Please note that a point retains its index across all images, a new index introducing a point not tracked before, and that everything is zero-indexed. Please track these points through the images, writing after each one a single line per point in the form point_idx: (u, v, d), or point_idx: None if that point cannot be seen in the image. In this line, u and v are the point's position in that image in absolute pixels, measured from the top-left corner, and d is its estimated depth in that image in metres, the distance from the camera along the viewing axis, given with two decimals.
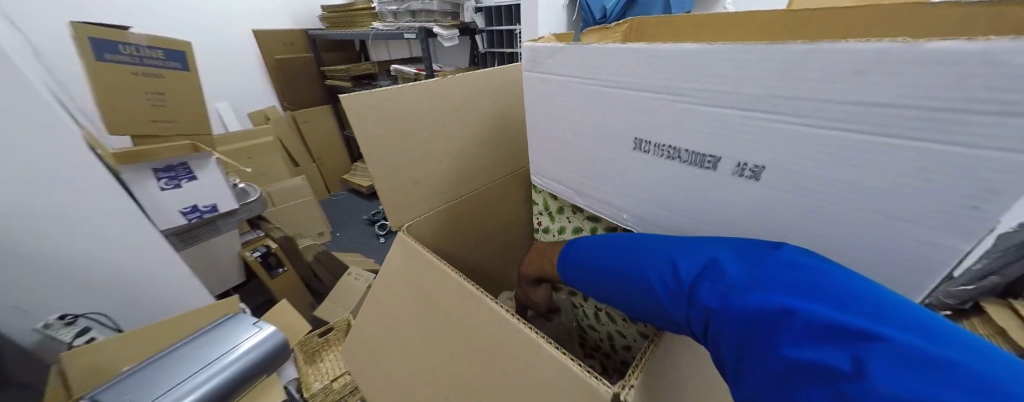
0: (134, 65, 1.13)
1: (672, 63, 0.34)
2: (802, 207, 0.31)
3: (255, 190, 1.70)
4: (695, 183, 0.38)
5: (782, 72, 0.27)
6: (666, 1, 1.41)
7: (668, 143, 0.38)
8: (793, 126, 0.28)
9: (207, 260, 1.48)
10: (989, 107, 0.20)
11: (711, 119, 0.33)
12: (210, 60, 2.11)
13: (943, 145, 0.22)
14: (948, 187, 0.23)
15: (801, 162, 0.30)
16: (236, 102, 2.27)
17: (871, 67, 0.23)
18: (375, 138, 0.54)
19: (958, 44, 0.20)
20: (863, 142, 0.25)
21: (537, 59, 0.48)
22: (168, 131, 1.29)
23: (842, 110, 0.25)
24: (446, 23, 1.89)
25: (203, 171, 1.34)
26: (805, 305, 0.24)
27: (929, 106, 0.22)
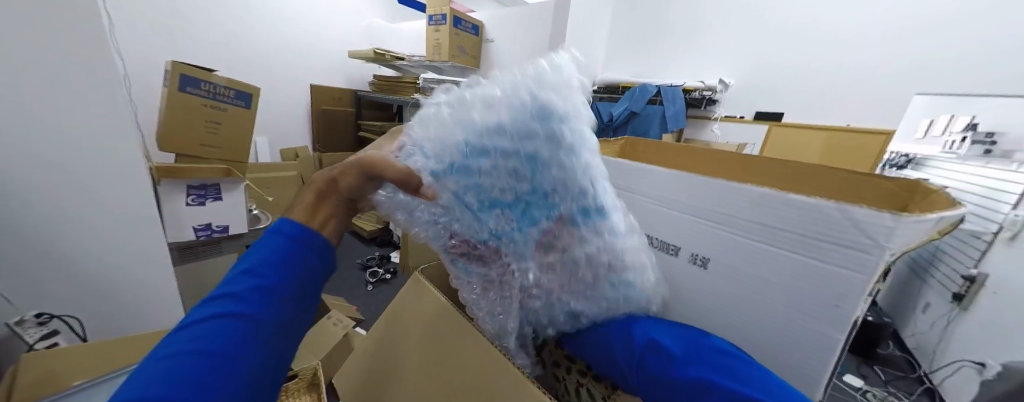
0: (206, 99, 1.33)
1: (642, 173, 0.45)
2: (734, 300, 0.37)
3: (266, 218, 1.79)
4: (661, 267, 0.45)
5: (710, 192, 0.37)
6: (664, 117, 1.67)
7: (643, 229, 0.47)
8: (723, 232, 0.37)
9: (195, 279, 1.49)
10: (831, 237, 0.29)
11: (668, 217, 0.42)
12: (269, 102, 2.52)
13: (817, 261, 0.30)
14: (826, 296, 0.30)
15: (730, 261, 0.37)
16: (274, 140, 2.65)
17: (762, 199, 0.33)
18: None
19: (805, 198, 0.29)
20: (767, 252, 0.34)
21: None
22: (210, 155, 1.42)
23: (748, 226, 0.34)
24: None
25: (231, 193, 1.45)
26: (723, 380, 0.32)
27: (801, 233, 0.30)
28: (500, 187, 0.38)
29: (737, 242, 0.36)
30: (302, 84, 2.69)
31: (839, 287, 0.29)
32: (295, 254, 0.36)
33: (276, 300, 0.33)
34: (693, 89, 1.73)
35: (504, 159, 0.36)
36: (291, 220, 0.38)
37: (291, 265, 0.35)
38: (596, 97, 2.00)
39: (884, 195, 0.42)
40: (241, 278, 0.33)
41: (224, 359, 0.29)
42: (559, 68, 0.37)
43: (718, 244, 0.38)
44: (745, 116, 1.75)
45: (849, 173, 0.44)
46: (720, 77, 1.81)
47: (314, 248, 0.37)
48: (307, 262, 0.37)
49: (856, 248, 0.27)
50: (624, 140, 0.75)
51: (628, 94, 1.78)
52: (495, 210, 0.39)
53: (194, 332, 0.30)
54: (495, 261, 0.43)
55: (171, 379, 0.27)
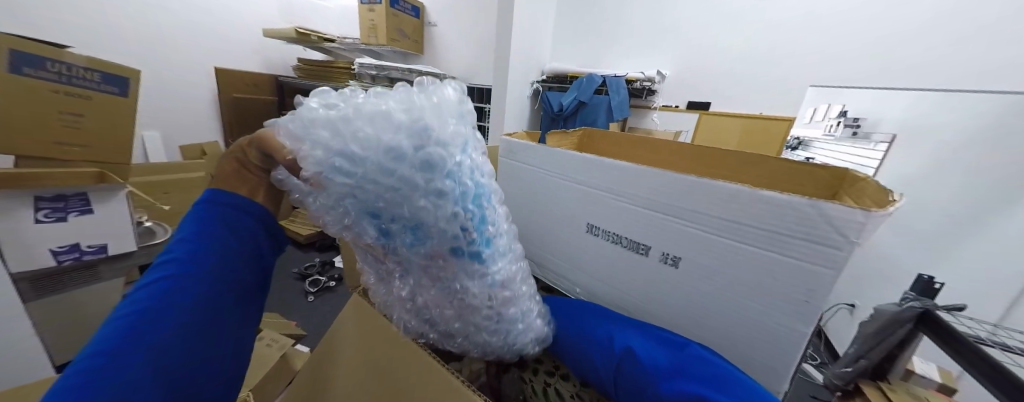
0: (56, 83, 1.01)
1: (610, 169, 0.42)
2: (706, 300, 0.37)
3: (164, 230, 1.48)
4: (631, 267, 0.43)
5: (683, 189, 0.35)
6: (611, 107, 1.71)
7: (612, 229, 0.44)
8: (693, 230, 0.36)
9: (71, 316, 1.19)
10: (802, 235, 0.28)
11: (637, 215, 0.40)
12: (158, 87, 2.11)
13: (789, 258, 0.30)
14: (793, 292, 0.30)
15: (702, 259, 0.36)
16: (170, 134, 2.22)
17: (735, 196, 0.32)
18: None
19: (777, 194, 0.29)
20: (739, 249, 0.33)
21: (507, 149, 0.57)
22: (70, 155, 1.10)
23: (721, 223, 0.33)
24: None
25: (105, 204, 1.16)
26: (709, 392, 0.31)
27: (773, 230, 0.30)
28: (367, 206, 0.34)
29: (711, 240, 0.34)
30: (200, 67, 2.26)
31: (809, 282, 0.29)
32: (229, 218, 0.39)
33: (212, 258, 0.36)
34: (635, 80, 1.75)
35: (367, 183, 0.32)
36: (211, 190, 0.41)
37: (226, 225, 0.39)
38: (546, 87, 1.99)
39: (818, 183, 0.44)
40: (179, 245, 0.36)
41: (164, 310, 0.32)
42: (441, 111, 0.34)
43: (692, 243, 0.36)
44: (678, 105, 1.77)
45: (789, 162, 0.46)
46: (658, 67, 1.80)
47: (244, 211, 0.40)
48: (244, 227, 0.40)
49: (824, 243, 0.27)
50: (581, 132, 0.74)
51: (577, 84, 1.80)
52: (364, 227, 0.36)
53: (143, 294, 0.33)
54: (383, 263, 0.41)
55: (119, 336, 0.30)
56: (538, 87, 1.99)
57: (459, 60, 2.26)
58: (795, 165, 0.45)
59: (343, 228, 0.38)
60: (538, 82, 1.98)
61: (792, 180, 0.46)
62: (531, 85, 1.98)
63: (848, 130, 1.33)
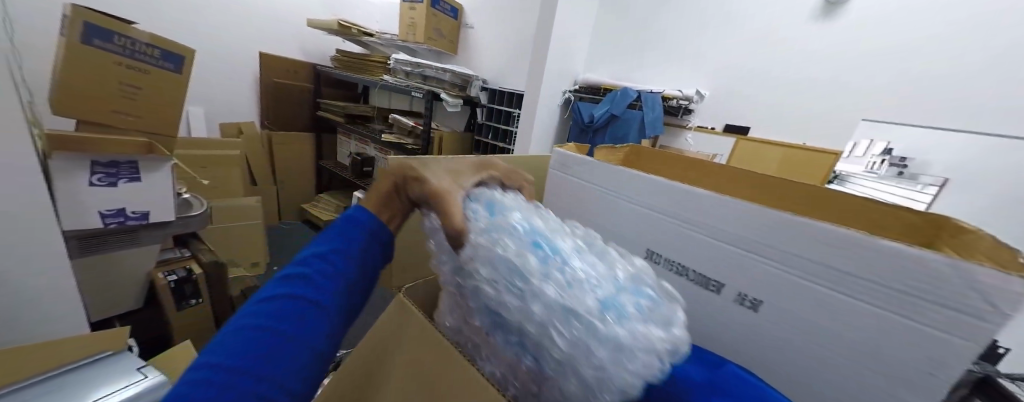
0: (121, 56, 1.08)
1: (690, 199, 0.42)
2: (788, 349, 0.36)
3: (200, 203, 1.54)
4: (698, 302, 0.43)
5: (779, 230, 0.35)
6: (644, 122, 1.67)
7: (678, 260, 0.44)
8: (780, 271, 0.35)
9: (107, 273, 1.25)
10: (932, 297, 0.26)
11: (716, 250, 0.40)
12: (205, 67, 2.24)
13: (906, 318, 0.27)
14: (910, 358, 0.28)
15: (786, 305, 0.35)
16: (212, 111, 2.37)
17: (840, 243, 0.31)
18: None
19: (896, 245, 0.27)
20: (837, 299, 0.32)
21: (565, 164, 0.58)
22: (125, 124, 1.16)
23: (819, 270, 0.32)
24: (454, 92, 2.10)
25: (151, 174, 1.21)
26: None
27: (892, 287, 0.28)
28: (516, 324, 0.33)
29: (802, 287, 0.34)
30: (246, 51, 2.39)
31: (933, 350, 0.26)
32: (360, 238, 0.38)
33: (343, 280, 0.34)
34: (671, 97, 1.73)
35: (536, 325, 0.30)
36: (360, 206, 0.41)
37: (355, 243, 0.37)
38: (578, 97, 1.98)
39: (907, 228, 0.41)
40: (315, 261, 0.34)
41: (287, 338, 0.28)
42: (653, 341, 0.29)
43: (777, 287, 0.36)
44: (715, 127, 1.71)
45: (872, 202, 0.43)
46: (697, 87, 1.75)
47: (375, 234, 0.39)
48: (371, 251, 0.38)
49: (962, 311, 0.24)
50: (629, 148, 0.73)
51: (609, 97, 1.79)
52: (487, 316, 0.36)
53: (267, 307, 0.30)
54: (485, 344, 0.40)
55: (244, 352, 0.26)
56: (570, 96, 1.98)
57: (491, 64, 2.29)
58: (883, 207, 0.43)
59: (479, 310, 0.37)
60: (570, 91, 1.97)
61: (880, 220, 0.43)
62: (563, 94, 1.97)
63: (892, 169, 1.16)
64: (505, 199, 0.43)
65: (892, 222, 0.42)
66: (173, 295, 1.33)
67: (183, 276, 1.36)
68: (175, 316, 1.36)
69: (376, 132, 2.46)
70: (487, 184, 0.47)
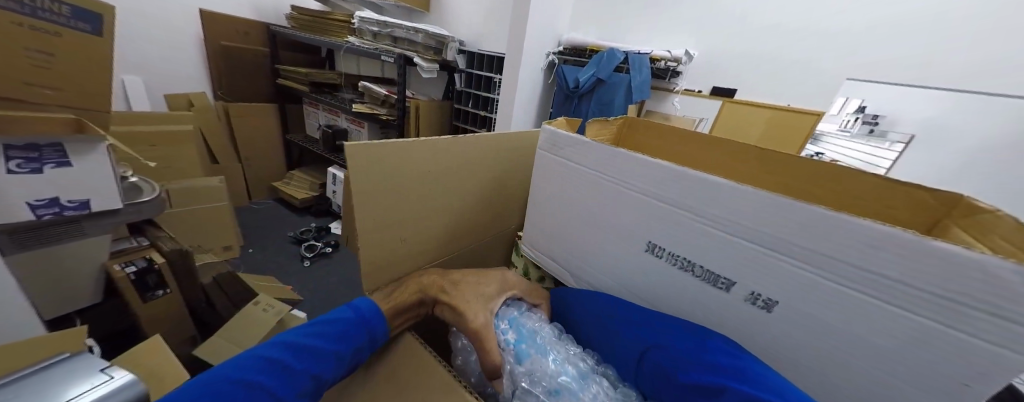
0: (23, 15, 0.87)
1: (701, 188, 0.38)
2: (811, 350, 0.36)
3: (151, 188, 1.39)
4: (705, 298, 0.41)
5: (808, 229, 0.32)
6: (630, 86, 1.59)
7: (683, 254, 0.42)
8: (805, 272, 0.34)
9: (47, 270, 1.13)
10: (981, 308, 0.26)
11: (731, 247, 0.38)
12: (132, 27, 1.94)
13: (951, 328, 0.28)
14: (947, 362, 0.29)
15: (809, 307, 0.35)
16: (151, 80, 2.10)
17: (885, 245, 0.29)
18: (369, 148, 0.42)
19: (959, 249, 0.25)
20: (867, 304, 0.31)
21: (556, 143, 0.52)
22: (48, 100, 0.98)
23: (852, 272, 0.31)
24: (428, 56, 1.92)
25: (82, 159, 1.06)
26: (737, 384, 0.34)
27: (938, 292, 0.27)
28: None
29: (834, 291, 0.32)
30: (183, 8, 2.08)
31: (978, 360, 0.27)
32: (356, 333, 0.41)
33: (307, 381, 0.37)
34: (659, 59, 1.62)
35: None
36: (374, 302, 0.45)
37: (348, 341, 0.41)
38: (562, 59, 1.87)
39: (913, 206, 0.40)
40: (302, 354, 0.38)
41: None
42: None
43: (802, 289, 0.34)
44: (702, 91, 1.63)
45: (879, 178, 0.42)
46: (684, 47, 1.64)
47: (373, 332, 0.43)
48: (360, 348, 0.42)
49: (1015, 321, 0.24)
50: (623, 120, 0.67)
51: (594, 59, 1.68)
52: None
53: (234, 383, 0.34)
54: None
55: None
56: (554, 59, 1.86)
57: (468, 24, 2.10)
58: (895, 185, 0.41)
59: None
60: (554, 54, 1.85)
61: (891, 196, 0.42)
62: (546, 56, 1.84)
63: (864, 127, 1.21)
64: (540, 332, 0.48)
65: (902, 200, 0.41)
66: (136, 290, 1.21)
67: (143, 267, 1.24)
68: (145, 308, 1.24)
69: (345, 101, 2.28)
70: (518, 305, 0.52)
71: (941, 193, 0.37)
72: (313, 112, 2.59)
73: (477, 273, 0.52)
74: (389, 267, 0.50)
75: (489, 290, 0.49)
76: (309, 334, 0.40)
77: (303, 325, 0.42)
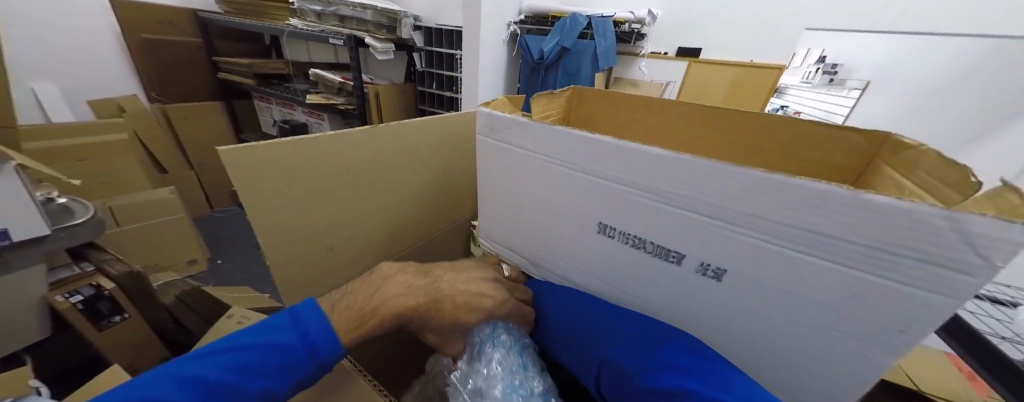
0: None
1: (642, 160, 0.35)
2: (762, 313, 0.35)
3: (83, 207, 1.26)
4: (659, 273, 0.40)
5: (751, 193, 0.30)
6: (595, 54, 1.54)
7: (633, 232, 0.40)
8: (750, 238, 0.32)
9: None
10: (918, 259, 0.25)
11: (677, 219, 0.36)
12: (27, 26, 1.68)
13: (890, 281, 0.27)
14: (885, 314, 0.28)
15: (756, 274, 0.33)
16: (71, 88, 1.88)
17: (822, 202, 0.27)
18: (254, 153, 0.36)
19: (890, 200, 0.24)
20: (809, 264, 0.30)
21: (495, 126, 0.47)
22: None
23: (793, 232, 0.29)
24: (380, 36, 1.78)
25: None
26: (702, 387, 0.34)
27: (875, 246, 0.26)
28: None
29: (776, 255, 0.31)
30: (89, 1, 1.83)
31: (913, 311, 0.27)
32: (300, 365, 0.37)
33: None
34: (624, 22, 1.56)
35: None
36: (330, 326, 0.39)
37: (288, 375, 0.36)
38: (524, 29, 1.77)
39: (849, 149, 0.42)
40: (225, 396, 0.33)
41: None
42: None
43: (749, 255, 0.33)
44: (667, 52, 1.60)
45: (820, 126, 0.42)
46: (647, 7, 1.58)
47: (318, 358, 0.38)
48: (302, 372, 0.37)
49: (944, 265, 0.24)
50: (570, 91, 0.63)
51: (557, 25, 1.59)
52: None
53: None
54: None
55: None
56: (517, 29, 1.76)
57: None
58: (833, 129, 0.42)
59: None
60: (516, 23, 1.74)
61: (827, 142, 0.43)
62: (508, 26, 1.73)
63: (825, 77, 1.18)
64: (514, 334, 0.49)
65: (837, 146, 0.42)
66: (87, 318, 1.12)
67: (91, 295, 1.14)
68: (101, 337, 1.14)
69: (298, 92, 2.12)
70: (504, 319, 0.50)
71: (867, 133, 0.39)
72: (266, 107, 2.41)
73: (465, 289, 0.48)
74: (315, 278, 0.47)
75: (476, 318, 0.48)
76: (234, 367, 0.34)
77: (229, 350, 0.35)
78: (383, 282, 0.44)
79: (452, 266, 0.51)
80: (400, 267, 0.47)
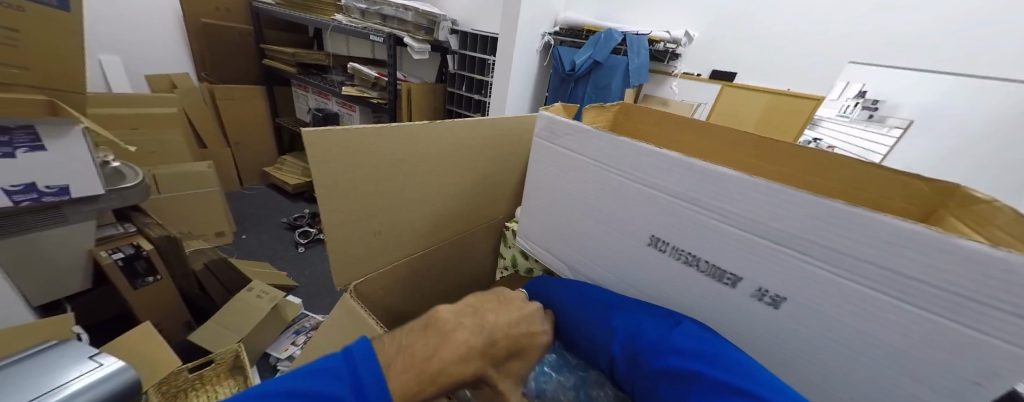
0: None
1: (709, 181, 0.36)
2: (817, 344, 0.36)
3: (134, 172, 1.35)
4: (709, 293, 0.41)
5: (824, 224, 0.31)
6: (628, 70, 1.55)
7: (687, 249, 0.41)
8: (815, 268, 0.33)
9: (33, 257, 1.08)
10: (998, 309, 0.25)
11: (739, 242, 0.37)
12: (101, 2, 1.83)
13: (964, 328, 0.27)
14: (953, 362, 0.28)
15: (819, 305, 0.34)
16: (131, 60, 2.03)
17: (903, 241, 0.27)
18: (330, 136, 0.39)
19: (982, 248, 0.24)
20: (876, 300, 0.30)
21: (558, 135, 0.49)
22: (12, 80, 0.87)
23: (863, 267, 0.30)
24: (419, 36, 1.84)
25: (57, 140, 1.00)
26: (712, 370, 0.35)
27: (952, 291, 0.26)
28: None
29: (839, 288, 0.32)
30: None
31: (988, 361, 0.27)
32: None
33: None
34: (658, 40, 1.56)
35: None
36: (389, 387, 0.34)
37: None
38: (558, 40, 1.79)
39: (911, 196, 0.40)
40: None
41: None
42: None
43: (811, 283, 0.34)
44: (701, 74, 1.59)
45: (879, 168, 0.41)
46: (684, 28, 1.58)
47: None
48: None
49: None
50: (618, 107, 0.65)
51: (591, 40, 1.61)
52: None
53: None
54: None
55: None
56: (550, 40, 1.79)
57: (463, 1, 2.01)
58: (894, 175, 0.41)
59: None
60: (550, 34, 1.77)
61: (889, 188, 0.42)
62: (542, 37, 1.77)
63: (863, 113, 1.19)
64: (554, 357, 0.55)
65: (901, 192, 0.41)
66: (125, 275, 1.19)
67: (132, 254, 1.20)
68: (135, 294, 1.22)
69: (334, 83, 2.22)
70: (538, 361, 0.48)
71: (937, 184, 0.38)
72: (302, 95, 2.52)
73: (515, 334, 0.44)
74: (364, 261, 0.50)
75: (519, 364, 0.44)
76: None
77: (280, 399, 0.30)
78: (441, 340, 0.39)
79: (498, 303, 0.46)
80: (456, 317, 0.41)
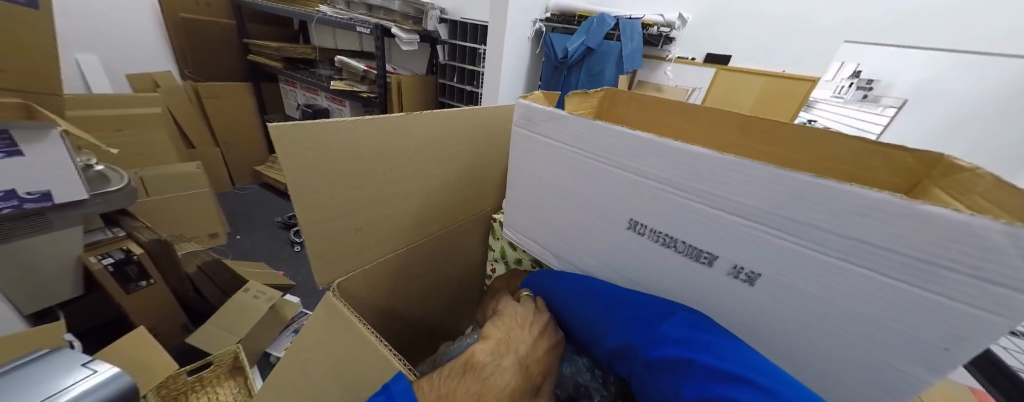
0: None
1: (681, 159, 0.35)
2: (795, 321, 0.35)
3: (118, 175, 1.32)
4: (686, 274, 0.40)
5: (794, 197, 0.30)
6: (621, 55, 1.52)
7: (666, 231, 0.40)
8: (787, 243, 0.32)
9: (20, 265, 1.06)
10: (970, 276, 0.24)
11: (713, 219, 0.35)
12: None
13: (935, 295, 0.26)
14: (925, 330, 0.28)
15: (794, 281, 0.33)
16: (109, 59, 1.97)
17: (871, 211, 0.26)
18: (301, 129, 0.37)
19: (948, 213, 0.23)
20: (851, 274, 0.30)
21: (531, 118, 0.48)
22: None
23: (835, 240, 0.29)
24: (407, 26, 1.79)
25: (34, 145, 0.96)
26: (701, 356, 0.35)
27: (924, 258, 0.25)
28: None
29: (812, 262, 0.31)
30: None
31: (957, 327, 0.26)
32: None
33: None
34: (652, 24, 1.52)
35: None
36: None
37: None
38: (550, 27, 1.75)
39: (897, 168, 0.39)
40: None
41: None
42: None
43: (783, 259, 0.33)
44: (695, 58, 1.56)
45: (862, 141, 0.40)
46: (678, 10, 1.55)
47: None
48: None
49: (996, 283, 0.23)
50: (602, 93, 0.63)
51: (584, 25, 1.57)
52: None
53: None
54: None
55: None
56: (542, 27, 1.74)
57: None
58: (877, 146, 0.40)
59: None
60: (541, 21, 1.72)
61: (876, 159, 0.40)
62: (533, 24, 1.72)
63: (858, 93, 1.29)
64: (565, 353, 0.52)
65: (885, 163, 0.40)
66: (117, 281, 1.17)
67: (122, 258, 1.18)
68: (128, 299, 1.20)
69: (322, 78, 2.16)
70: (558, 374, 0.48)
71: (921, 153, 0.37)
72: (291, 91, 2.46)
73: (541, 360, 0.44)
74: (346, 259, 0.49)
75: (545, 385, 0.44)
76: None
77: None
78: (482, 385, 0.38)
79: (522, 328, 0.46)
80: (491, 354, 0.41)
